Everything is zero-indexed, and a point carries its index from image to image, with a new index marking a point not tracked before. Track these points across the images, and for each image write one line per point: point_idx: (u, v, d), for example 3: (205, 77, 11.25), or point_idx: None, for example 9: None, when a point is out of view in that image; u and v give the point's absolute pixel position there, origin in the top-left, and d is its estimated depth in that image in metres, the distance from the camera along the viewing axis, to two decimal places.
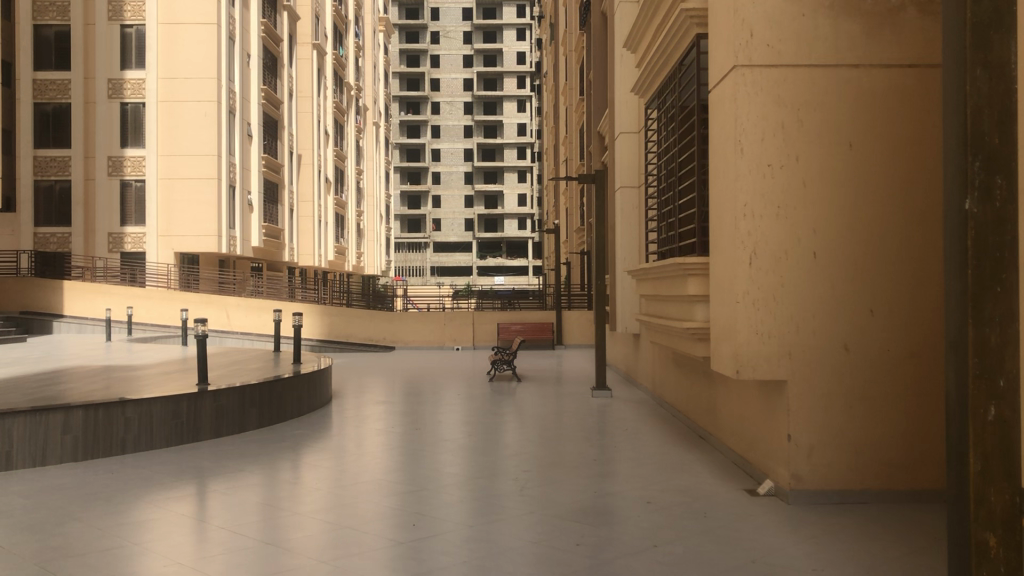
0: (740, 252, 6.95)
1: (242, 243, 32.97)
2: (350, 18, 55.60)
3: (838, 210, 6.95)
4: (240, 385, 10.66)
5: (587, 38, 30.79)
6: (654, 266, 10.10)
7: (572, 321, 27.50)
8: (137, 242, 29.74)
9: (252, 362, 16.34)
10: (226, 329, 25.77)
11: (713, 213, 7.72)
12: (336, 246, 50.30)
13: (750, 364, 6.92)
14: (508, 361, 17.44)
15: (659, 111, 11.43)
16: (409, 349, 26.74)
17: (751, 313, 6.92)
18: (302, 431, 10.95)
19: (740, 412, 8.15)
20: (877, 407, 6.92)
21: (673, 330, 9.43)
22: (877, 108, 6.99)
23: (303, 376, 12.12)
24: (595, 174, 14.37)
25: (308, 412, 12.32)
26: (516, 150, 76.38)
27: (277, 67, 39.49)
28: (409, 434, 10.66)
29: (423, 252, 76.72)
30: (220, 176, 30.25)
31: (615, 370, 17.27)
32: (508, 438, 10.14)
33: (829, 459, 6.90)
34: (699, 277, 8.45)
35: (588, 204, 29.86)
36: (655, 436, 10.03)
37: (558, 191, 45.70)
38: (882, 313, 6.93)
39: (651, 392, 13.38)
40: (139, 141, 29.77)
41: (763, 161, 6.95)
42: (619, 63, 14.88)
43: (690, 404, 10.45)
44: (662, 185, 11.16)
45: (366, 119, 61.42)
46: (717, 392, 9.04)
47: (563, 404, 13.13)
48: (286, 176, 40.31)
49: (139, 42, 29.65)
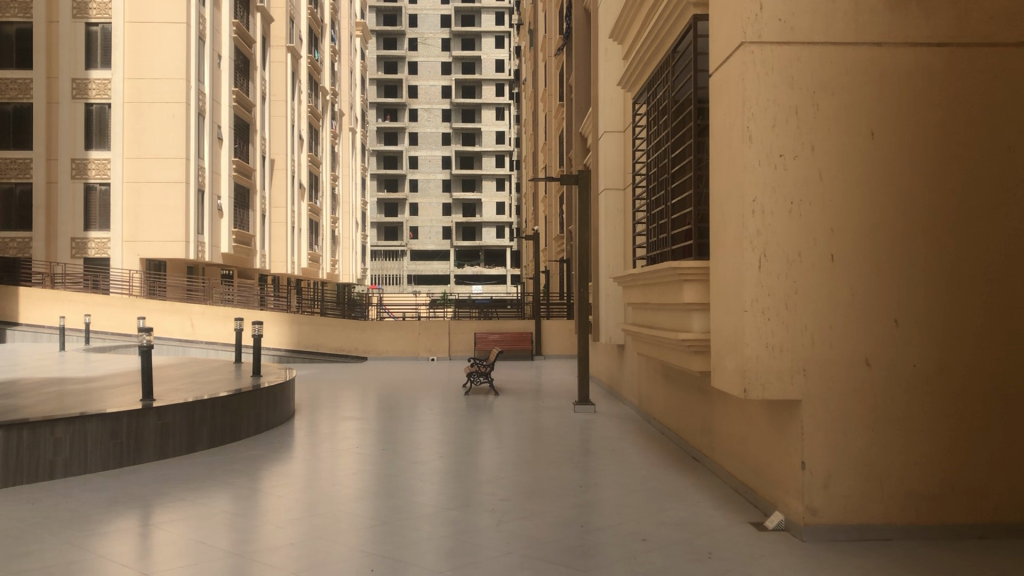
0: (748, 255, 6.12)
1: (211, 249, 31.86)
2: (326, 22, 54.60)
3: (858, 207, 6.14)
4: (190, 400, 9.69)
5: (566, 42, 30.11)
6: (644, 270, 9.25)
7: (551, 330, 26.64)
8: (101, 247, 28.64)
9: (212, 373, 15.32)
10: (190, 338, 24.68)
11: (714, 211, 6.89)
12: (310, 253, 49.16)
13: (760, 381, 6.08)
14: (485, 372, 16.48)
15: (649, 105, 10.54)
16: (382, 359, 25.86)
17: (759, 321, 6.08)
18: (254, 451, 9.98)
19: (744, 432, 7.30)
20: (903, 428, 6.09)
21: (666, 341, 8.57)
22: (902, 92, 6.18)
23: (260, 389, 11.14)
24: (577, 175, 13.54)
25: (267, 430, 11.35)
26: (494, 158, 75.63)
27: (250, 69, 38.43)
28: (377, 456, 9.72)
29: (400, 259, 75.63)
30: (188, 180, 29.10)
31: (598, 383, 16.43)
32: (485, 460, 9.24)
33: (848, 489, 6.05)
34: (697, 283, 7.60)
35: (567, 210, 29.06)
36: (645, 457, 9.18)
37: (537, 198, 44.85)
38: (908, 324, 6.12)
39: (638, 407, 12.53)
40: (105, 143, 28.66)
41: (774, 152, 6.13)
42: (603, 59, 14.05)
43: (682, 422, 9.60)
44: (652, 185, 10.28)
45: (342, 124, 60.35)
46: (715, 411, 8.18)
47: (542, 420, 12.22)
48: (259, 182, 39.24)
49: (105, 41, 28.59)
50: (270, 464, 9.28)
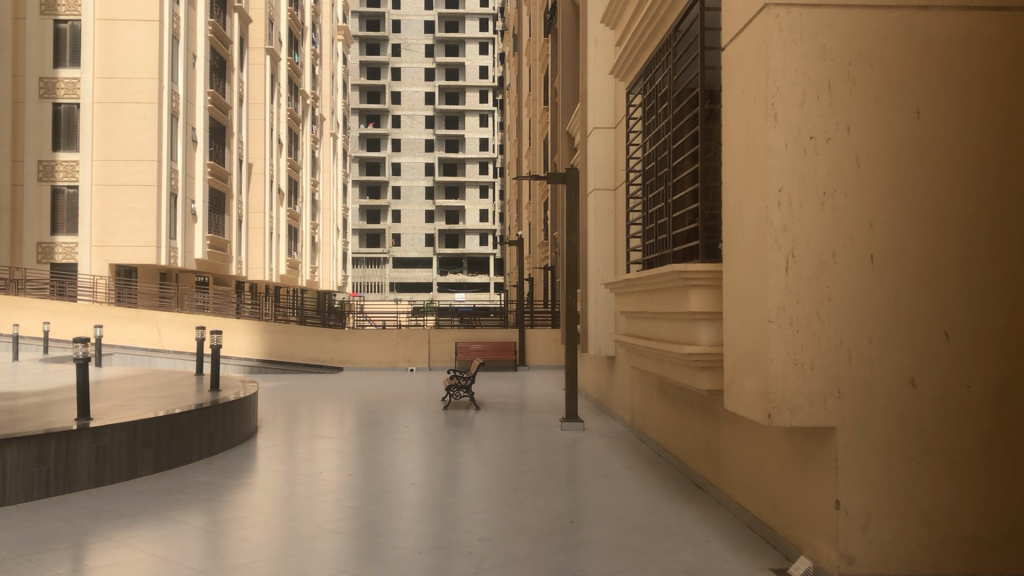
0: (772, 255, 5.17)
1: (184, 255, 30.73)
2: (307, 25, 53.57)
3: (898, 199, 5.19)
4: (130, 419, 8.58)
5: (551, 43, 29.30)
6: (641, 275, 8.29)
7: (536, 339, 25.69)
8: (69, 252, 27.44)
9: (172, 386, 14.23)
10: (156, 347, 23.54)
11: (728, 204, 5.96)
12: (288, 260, 47.96)
13: (788, 402, 5.12)
14: (464, 385, 15.46)
15: (644, 94, 9.60)
16: (359, 369, 24.84)
17: (785, 332, 5.13)
18: (203, 477, 8.85)
19: (759, 459, 6.35)
20: (952, 463, 5.12)
21: (667, 355, 7.63)
22: (949, 62, 5.23)
23: (213, 405, 10.08)
24: (565, 173, 12.60)
25: (222, 451, 10.29)
26: (478, 165, 74.76)
27: (226, 71, 37.30)
28: (345, 482, 8.70)
29: (382, 267, 74.43)
30: (160, 183, 27.99)
31: (585, 397, 15.49)
32: (467, 489, 8.25)
33: (892, 533, 5.07)
34: (703, 288, 6.66)
35: (553, 216, 28.16)
36: (641, 485, 8.22)
37: (520, 204, 43.99)
38: (960, 337, 5.16)
39: (630, 424, 11.59)
40: (73, 145, 27.50)
41: (803, 133, 5.19)
42: (593, 52, 13.11)
43: (681, 443, 8.67)
44: (649, 181, 9.33)
45: (323, 129, 59.13)
46: (722, 433, 7.25)
47: (526, 439, 11.23)
48: (235, 186, 38.11)
49: (74, 39, 27.45)
50: (219, 494, 8.18)
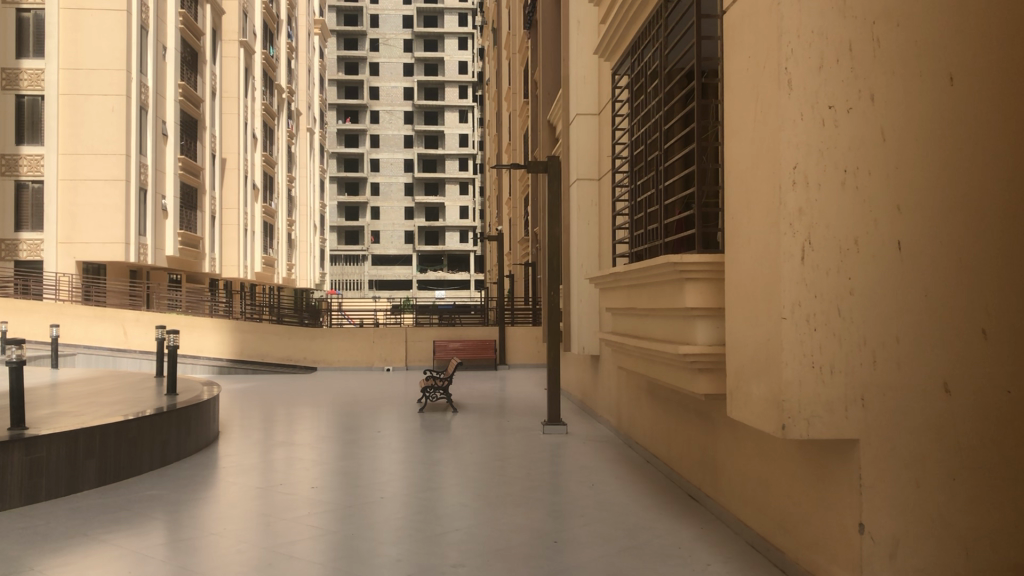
0: (787, 243, 4.50)
1: (154, 252, 29.76)
2: (283, 18, 52.54)
3: (927, 177, 4.52)
4: (70, 430, 7.80)
5: (531, 33, 28.64)
6: (629, 269, 7.60)
7: (516, 337, 25.00)
8: (34, 249, 26.29)
9: (131, 389, 13.38)
10: (122, 347, 22.65)
11: (731, 185, 5.30)
12: (264, 257, 46.95)
13: (803, 410, 4.45)
14: (441, 387, 14.75)
15: (631, 73, 8.90)
16: (333, 369, 24.04)
17: (800, 330, 4.47)
18: (152, 492, 8.07)
19: (764, 472, 5.69)
20: (992, 480, 4.45)
21: (659, 356, 6.96)
22: (987, 20, 4.53)
23: (165, 412, 9.30)
24: (546, 162, 11.89)
25: (175, 459, 9.51)
26: (457, 161, 74.00)
27: (197, 63, 36.28)
28: (310, 496, 7.96)
29: (361, 264, 73.40)
30: (129, 178, 27.07)
31: (567, 398, 14.82)
32: (445, 504, 7.53)
33: (924, 560, 4.41)
34: (700, 282, 6.00)
35: (532, 211, 27.49)
36: (630, 497, 7.54)
37: (500, 200, 43.33)
38: (1000, 336, 4.49)
39: (616, 428, 10.91)
40: (37, 138, 26.43)
41: (822, 103, 4.52)
42: (575, 33, 12.39)
43: (673, 451, 8.03)
44: (637, 166, 8.62)
45: (300, 124, 58.06)
46: (720, 441, 6.60)
47: (505, 446, 10.51)
48: (208, 181, 37.10)
49: (37, 29, 26.34)
50: (168, 512, 7.40)
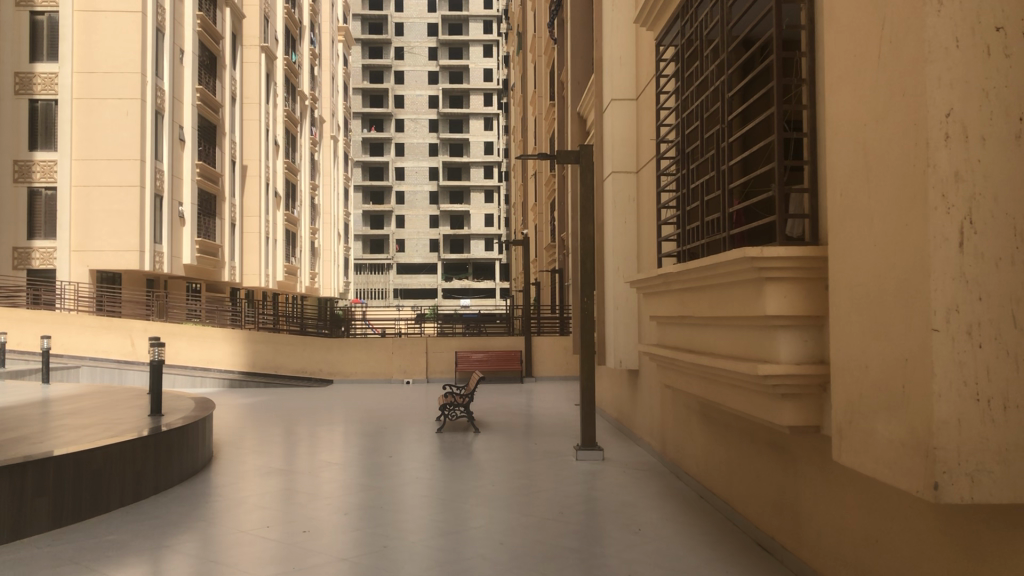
0: (942, 221, 3.14)
1: (171, 260, 28.72)
2: (306, 23, 51.64)
3: None
4: (18, 462, 6.54)
5: (557, 32, 27.36)
6: (682, 269, 6.27)
7: (543, 348, 23.60)
8: (47, 258, 25.25)
9: (121, 406, 12.21)
10: (130, 359, 21.58)
11: (841, 150, 3.93)
12: (287, 266, 45.76)
13: (966, 464, 3.09)
14: (461, 404, 13.43)
15: (680, 41, 7.62)
16: (350, 382, 22.85)
17: (959, 346, 3.11)
18: (116, 535, 6.81)
19: (873, 530, 4.34)
20: None
21: (723, 375, 5.62)
22: None
23: (138, 441, 8.03)
24: (579, 150, 10.55)
25: (152, 494, 8.24)
26: (482, 169, 72.80)
27: (217, 67, 35.26)
28: (306, 541, 6.67)
29: (386, 273, 72.35)
30: (144, 184, 25.98)
31: (603, 417, 13.46)
32: (474, 555, 6.20)
33: None
34: (781, 282, 4.67)
35: (560, 215, 26.09)
36: (685, 547, 6.18)
37: (526, 205, 41.89)
38: None
39: (660, 453, 9.60)
40: (51, 144, 25.45)
41: (987, 24, 3.15)
42: (609, 10, 11.19)
43: (737, 486, 6.69)
44: (688, 149, 7.28)
45: (322, 131, 57.09)
46: (804, 480, 5.28)
47: (534, 474, 9.19)
48: (228, 188, 36.09)
49: (51, 32, 25.40)
50: (145, 560, 6.18)
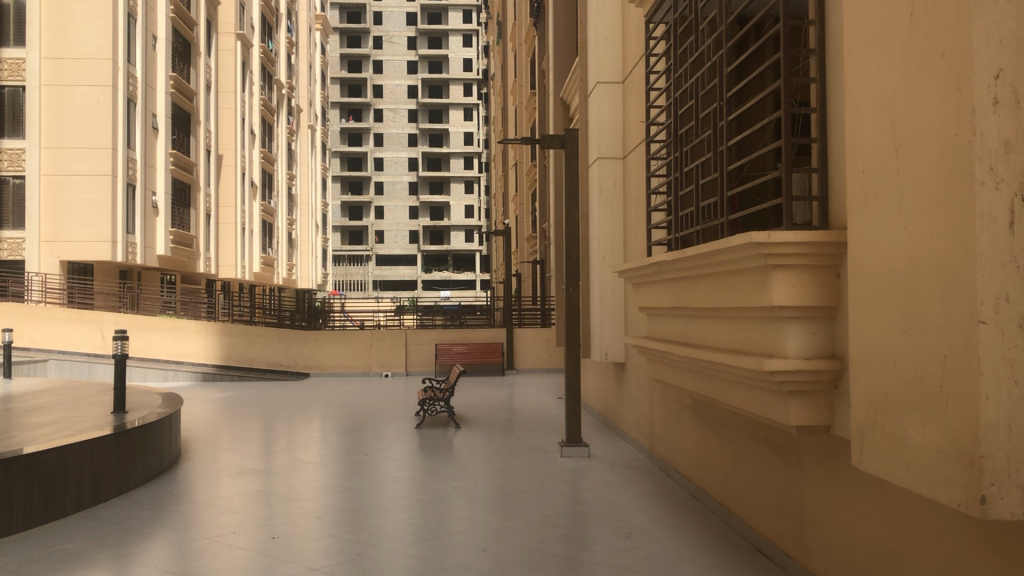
0: (989, 198, 2.74)
1: (144, 251, 28.04)
2: (283, 11, 50.83)
3: None
4: None
5: (538, 19, 26.88)
6: (677, 255, 5.86)
7: (524, 341, 23.20)
8: (14, 249, 24.52)
9: (84, 403, 11.67)
10: (100, 353, 20.97)
11: (863, 124, 3.54)
12: (263, 257, 45.03)
13: (1017, 473, 2.71)
14: (440, 399, 12.96)
15: (672, 16, 7.22)
16: (327, 375, 22.39)
17: (1007, 340, 2.73)
18: (70, 544, 6.33)
19: (891, 540, 3.97)
20: None
21: (722, 370, 5.23)
22: None
23: (97, 442, 7.56)
24: (564, 134, 10.13)
25: (112, 498, 7.75)
26: (462, 160, 72.18)
27: (191, 54, 34.48)
28: (275, 549, 6.21)
29: (365, 265, 71.67)
30: (116, 173, 25.26)
31: (586, 412, 13.07)
32: (456, 564, 5.78)
33: None
34: (791, 270, 4.27)
35: (542, 206, 25.65)
36: (680, 553, 5.79)
37: (506, 196, 41.38)
38: None
39: (648, 450, 9.24)
40: (19, 131, 24.71)
41: None
42: None
43: (734, 486, 6.32)
44: (680, 130, 6.89)
45: (300, 120, 56.28)
46: (810, 483, 4.92)
47: (517, 473, 8.79)
48: (202, 177, 35.36)
49: (18, 15, 24.54)
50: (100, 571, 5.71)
